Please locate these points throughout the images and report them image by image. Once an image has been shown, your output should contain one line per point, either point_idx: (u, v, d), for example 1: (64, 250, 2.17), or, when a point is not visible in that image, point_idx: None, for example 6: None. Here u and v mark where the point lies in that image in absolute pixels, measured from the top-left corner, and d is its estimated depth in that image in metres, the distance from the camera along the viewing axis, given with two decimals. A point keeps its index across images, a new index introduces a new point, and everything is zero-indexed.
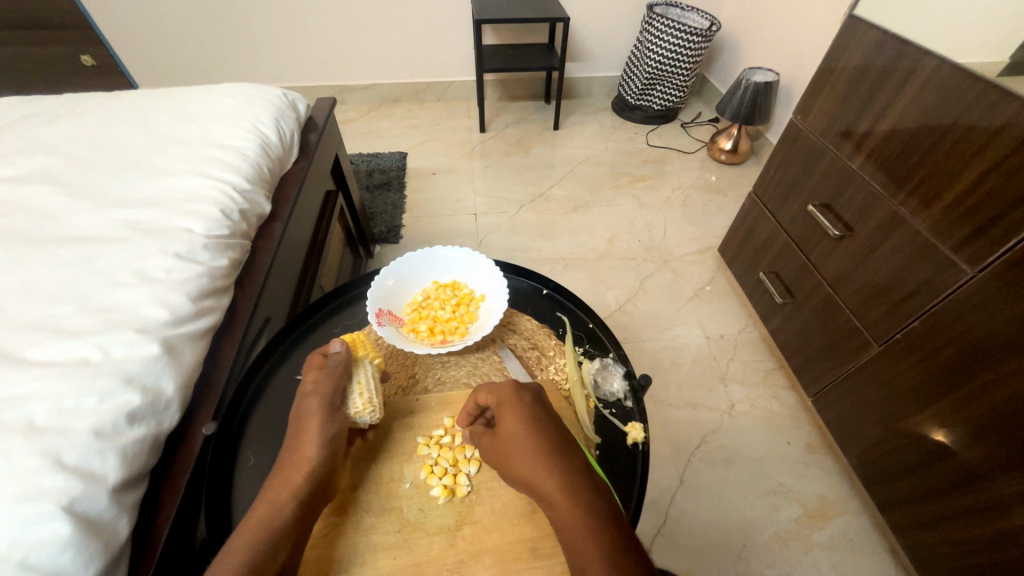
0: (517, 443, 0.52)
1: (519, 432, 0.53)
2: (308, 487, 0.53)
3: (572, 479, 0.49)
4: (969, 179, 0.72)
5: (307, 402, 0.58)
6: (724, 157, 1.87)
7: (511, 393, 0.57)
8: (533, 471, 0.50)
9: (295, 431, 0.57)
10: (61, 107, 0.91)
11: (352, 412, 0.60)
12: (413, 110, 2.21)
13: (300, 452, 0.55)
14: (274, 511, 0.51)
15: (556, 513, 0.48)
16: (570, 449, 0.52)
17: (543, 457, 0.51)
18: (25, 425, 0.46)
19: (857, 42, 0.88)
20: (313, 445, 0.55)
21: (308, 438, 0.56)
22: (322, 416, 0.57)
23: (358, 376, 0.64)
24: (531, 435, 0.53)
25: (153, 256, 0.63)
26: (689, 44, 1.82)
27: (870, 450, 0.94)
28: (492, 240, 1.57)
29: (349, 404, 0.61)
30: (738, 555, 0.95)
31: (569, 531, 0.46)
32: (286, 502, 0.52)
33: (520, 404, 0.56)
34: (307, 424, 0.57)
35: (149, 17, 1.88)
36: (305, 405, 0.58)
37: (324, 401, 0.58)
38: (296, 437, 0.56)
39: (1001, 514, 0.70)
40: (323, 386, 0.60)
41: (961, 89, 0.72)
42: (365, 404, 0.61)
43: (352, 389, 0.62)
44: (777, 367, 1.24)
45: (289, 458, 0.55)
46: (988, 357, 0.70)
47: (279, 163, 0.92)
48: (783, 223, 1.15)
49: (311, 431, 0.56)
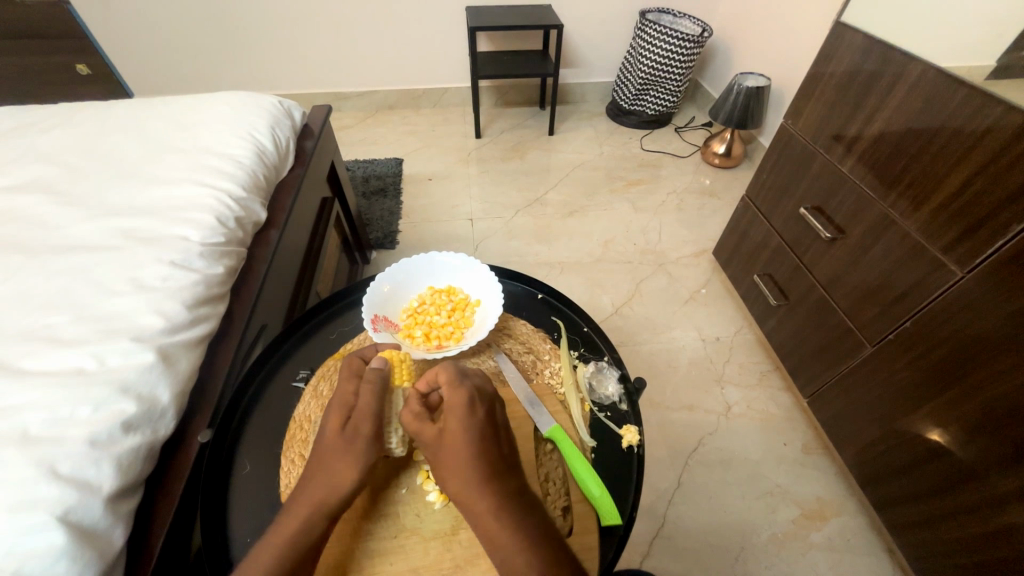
0: (459, 453, 0.54)
1: (460, 443, 0.54)
2: (336, 505, 0.53)
3: (505, 502, 0.52)
4: (955, 181, 0.73)
5: (361, 423, 0.56)
6: (717, 161, 1.89)
7: (467, 395, 0.57)
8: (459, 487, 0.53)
9: (337, 448, 0.55)
10: (57, 116, 0.92)
11: (389, 443, 0.60)
12: (409, 117, 2.22)
13: (342, 472, 0.53)
14: (302, 530, 0.50)
15: (481, 530, 0.51)
16: (505, 476, 0.54)
17: (482, 475, 0.53)
18: (19, 435, 0.46)
19: (845, 48, 0.90)
20: (358, 465, 0.54)
21: (354, 460, 0.54)
22: (371, 439, 0.56)
23: (397, 407, 0.61)
24: (474, 449, 0.54)
25: (148, 264, 0.63)
26: (681, 50, 1.84)
27: (867, 450, 0.95)
28: (488, 244, 1.58)
29: (389, 434, 0.59)
30: (736, 557, 0.95)
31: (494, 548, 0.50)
32: (316, 522, 0.51)
33: (468, 414, 0.56)
34: (354, 445, 0.55)
35: (145, 28, 1.89)
36: (359, 425, 0.56)
37: (374, 424, 0.57)
38: (337, 458, 0.54)
39: (997, 511, 0.71)
40: (368, 402, 0.57)
41: (947, 93, 0.73)
42: (401, 441, 0.60)
43: (392, 419, 0.60)
44: (772, 369, 1.25)
45: (323, 480, 0.53)
46: (977, 356, 0.71)
47: (275, 170, 0.92)
48: (775, 226, 1.16)
49: (359, 454, 0.55)
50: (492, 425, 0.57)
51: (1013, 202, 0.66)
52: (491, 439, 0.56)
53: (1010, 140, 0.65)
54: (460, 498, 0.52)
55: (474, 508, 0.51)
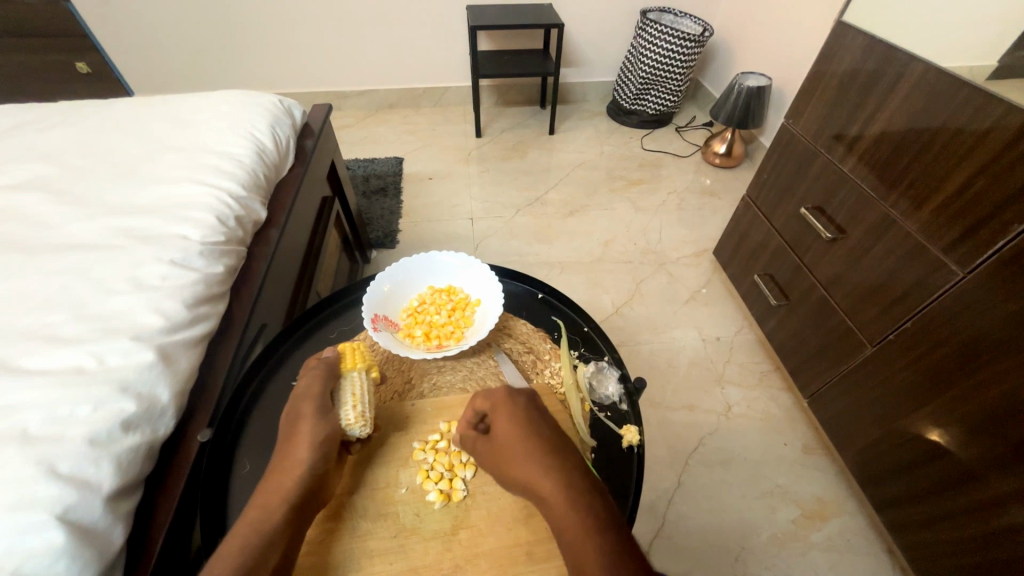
0: (515, 440, 0.54)
1: (518, 438, 0.54)
2: (299, 487, 0.54)
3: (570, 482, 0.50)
4: (958, 180, 0.73)
5: (301, 405, 0.60)
6: (718, 161, 1.89)
7: (505, 392, 0.59)
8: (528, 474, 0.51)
9: (287, 433, 0.58)
10: (57, 115, 0.92)
11: (343, 424, 0.60)
12: (410, 116, 2.22)
13: (292, 453, 0.56)
14: (266, 517, 0.51)
15: (560, 514, 0.48)
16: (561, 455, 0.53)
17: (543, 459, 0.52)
18: (19, 434, 0.46)
19: (846, 48, 0.90)
20: (306, 445, 0.56)
21: (302, 439, 0.57)
22: (315, 418, 0.59)
23: (348, 390, 0.63)
24: (528, 433, 0.54)
25: (149, 263, 0.63)
26: (682, 49, 1.84)
27: (867, 450, 0.95)
28: (488, 244, 1.58)
29: (342, 415, 0.61)
30: (736, 557, 0.95)
31: (570, 525, 0.47)
32: (278, 507, 0.52)
33: (514, 414, 0.57)
34: (300, 427, 0.58)
35: (146, 26, 1.89)
36: (300, 409, 0.60)
37: (314, 405, 0.60)
38: (288, 441, 0.58)
39: (998, 512, 0.71)
40: (311, 387, 0.62)
41: (949, 93, 0.73)
42: (357, 418, 0.61)
43: (345, 400, 0.62)
44: (773, 369, 1.24)
45: (279, 462, 0.56)
46: (979, 357, 0.71)
47: (275, 169, 0.92)
48: (776, 226, 1.16)
49: (305, 433, 0.57)
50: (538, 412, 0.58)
51: (1014, 201, 0.65)
52: (542, 425, 0.56)
53: (1014, 140, 0.65)
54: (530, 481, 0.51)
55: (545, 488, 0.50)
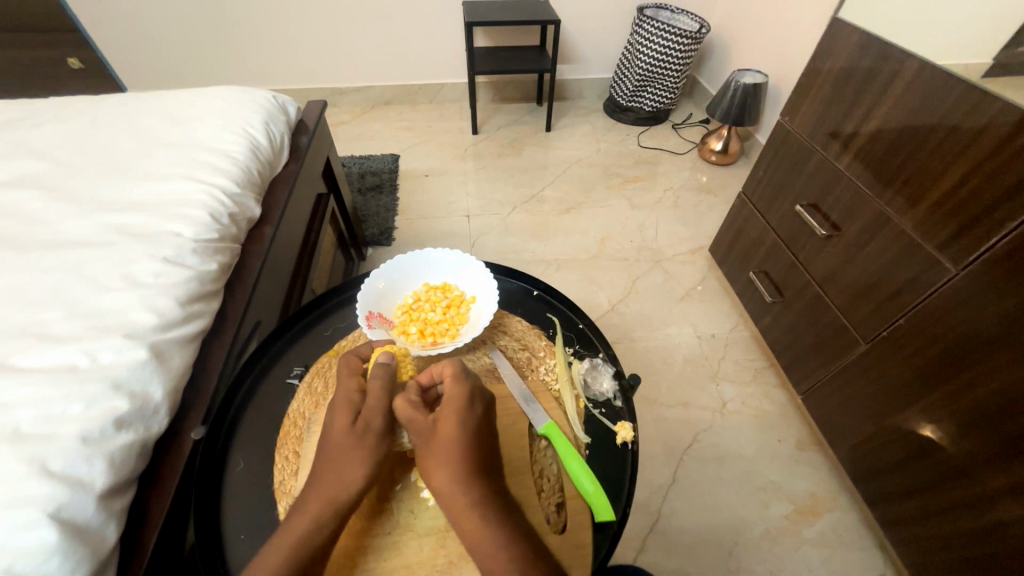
0: (449, 444, 0.56)
1: (453, 442, 0.56)
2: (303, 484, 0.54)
3: (486, 500, 0.54)
4: (951, 179, 0.73)
5: (371, 421, 0.58)
6: (714, 158, 1.89)
7: (467, 391, 0.59)
8: (446, 484, 0.54)
9: (345, 446, 0.56)
10: (48, 111, 0.91)
11: (399, 441, 0.61)
12: (405, 112, 2.21)
13: (350, 471, 0.55)
14: (314, 532, 0.51)
15: (467, 529, 0.52)
16: (489, 473, 0.56)
17: (468, 473, 0.54)
18: (10, 432, 0.46)
19: (842, 45, 0.90)
20: (363, 464, 0.55)
21: (359, 458, 0.56)
22: (379, 438, 0.57)
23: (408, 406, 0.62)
24: (463, 444, 0.56)
25: (142, 260, 0.63)
26: (678, 46, 1.83)
27: (861, 447, 0.95)
28: (484, 241, 1.58)
29: (402, 434, 0.61)
30: (730, 552, 0.96)
31: (472, 535, 0.52)
32: (326, 521, 0.52)
33: (462, 411, 0.58)
34: (364, 443, 0.57)
35: (138, 21, 1.87)
36: (368, 423, 0.58)
37: (383, 423, 0.58)
38: (343, 454, 0.56)
39: (987, 507, 0.72)
40: (381, 401, 0.59)
41: (943, 91, 0.73)
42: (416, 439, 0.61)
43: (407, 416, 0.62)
44: (767, 365, 1.25)
45: (333, 478, 0.54)
46: (972, 354, 0.71)
47: (269, 165, 0.91)
48: (772, 223, 1.16)
49: (365, 452, 0.56)
50: (484, 422, 0.60)
51: (1007, 200, 0.66)
52: (481, 436, 0.58)
53: (1006, 139, 0.65)
54: (446, 490, 0.54)
55: (458, 501, 0.53)
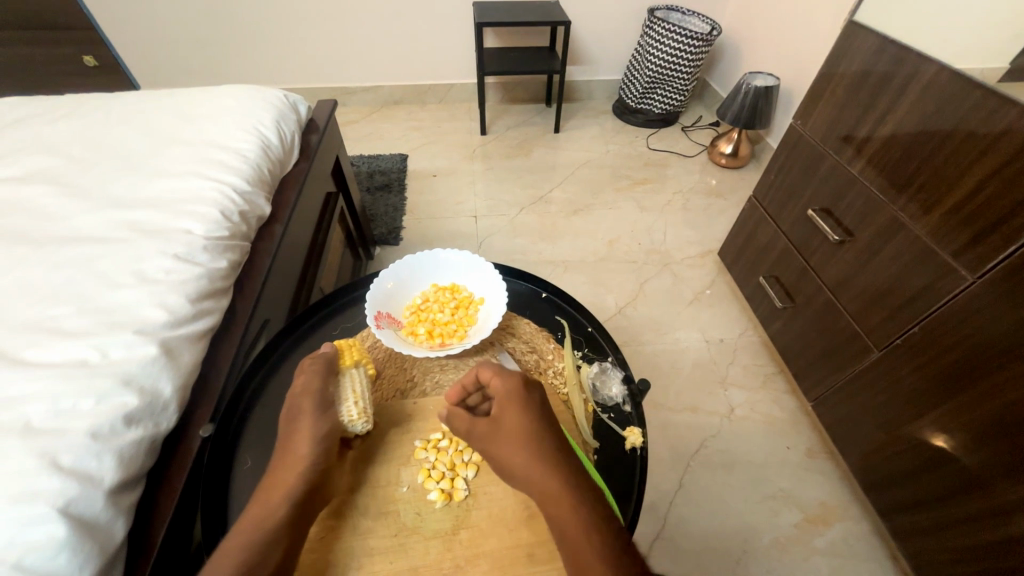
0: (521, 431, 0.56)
1: (527, 428, 0.56)
2: (305, 482, 0.54)
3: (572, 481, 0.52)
4: (966, 185, 0.72)
5: (301, 402, 0.60)
6: (724, 161, 1.88)
7: (518, 381, 0.60)
8: (528, 468, 0.53)
9: (287, 430, 0.59)
10: (63, 107, 0.91)
11: (345, 420, 0.62)
12: (415, 112, 2.21)
13: (294, 450, 0.56)
14: (268, 512, 0.51)
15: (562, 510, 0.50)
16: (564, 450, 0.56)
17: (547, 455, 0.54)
18: (22, 427, 0.46)
19: (857, 49, 0.89)
20: (308, 441, 0.57)
21: (303, 434, 0.58)
22: (315, 414, 0.60)
23: (350, 385, 0.65)
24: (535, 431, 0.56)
25: (153, 257, 0.63)
26: (688, 48, 1.82)
27: (873, 455, 0.94)
28: (492, 242, 1.58)
29: (343, 411, 0.62)
30: (738, 559, 0.95)
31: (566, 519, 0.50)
32: (278, 505, 0.52)
33: (522, 397, 0.59)
34: (301, 422, 0.59)
35: (152, 20, 1.89)
36: (300, 405, 0.60)
37: (316, 399, 0.61)
38: (287, 437, 0.58)
39: (1002, 520, 0.70)
40: (313, 382, 0.62)
41: (961, 96, 0.72)
42: (359, 413, 0.62)
43: (346, 396, 0.63)
44: (777, 371, 1.24)
45: (282, 459, 0.56)
46: (986, 363, 0.70)
47: (280, 164, 0.92)
48: (783, 228, 1.15)
49: (307, 428, 0.58)
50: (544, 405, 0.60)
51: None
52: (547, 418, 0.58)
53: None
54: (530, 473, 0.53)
55: (545, 484, 0.52)
